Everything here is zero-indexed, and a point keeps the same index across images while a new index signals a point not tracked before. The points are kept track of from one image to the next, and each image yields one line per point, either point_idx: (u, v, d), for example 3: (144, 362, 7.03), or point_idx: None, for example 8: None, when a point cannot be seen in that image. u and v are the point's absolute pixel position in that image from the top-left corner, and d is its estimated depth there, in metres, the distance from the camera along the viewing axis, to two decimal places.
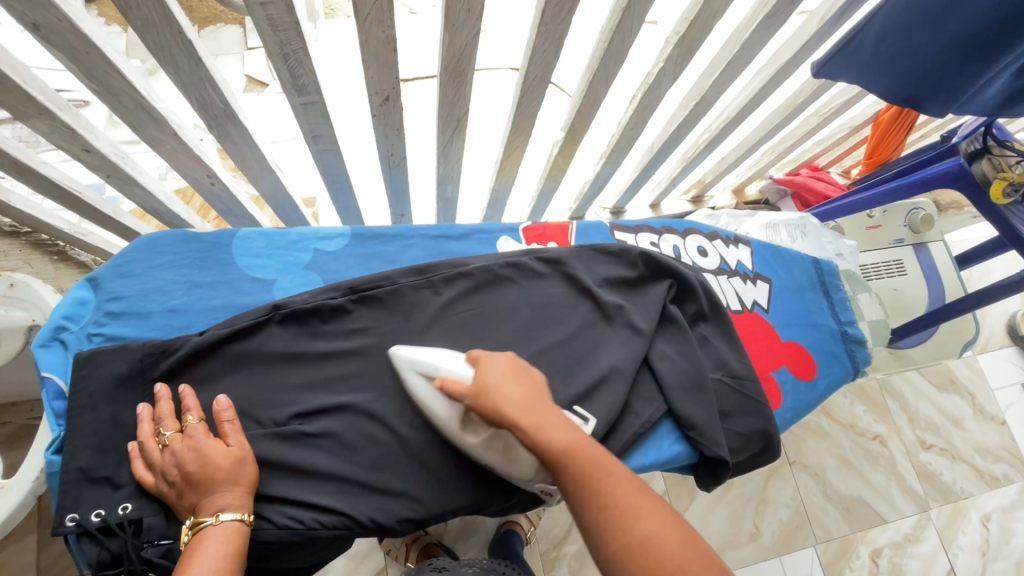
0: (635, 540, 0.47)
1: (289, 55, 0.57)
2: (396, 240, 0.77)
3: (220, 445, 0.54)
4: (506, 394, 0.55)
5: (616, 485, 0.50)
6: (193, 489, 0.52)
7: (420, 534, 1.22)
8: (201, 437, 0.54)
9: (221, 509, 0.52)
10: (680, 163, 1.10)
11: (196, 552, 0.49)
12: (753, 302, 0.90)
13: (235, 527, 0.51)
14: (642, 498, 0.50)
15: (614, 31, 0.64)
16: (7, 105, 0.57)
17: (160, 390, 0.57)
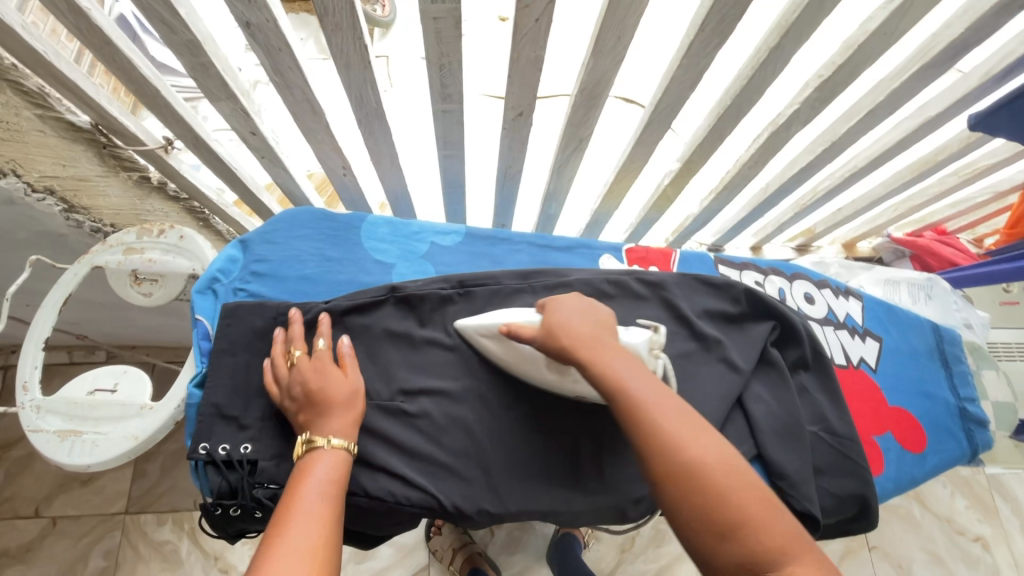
0: (700, 468, 0.46)
1: (445, 66, 0.62)
2: (505, 243, 0.81)
3: (340, 374, 0.58)
4: (572, 327, 0.58)
5: (674, 412, 0.50)
6: (311, 407, 0.56)
7: (467, 539, 1.23)
8: (325, 362, 0.58)
9: (331, 433, 0.54)
10: (792, 208, 1.06)
11: (307, 473, 0.51)
12: (859, 359, 0.85)
13: (342, 453, 0.53)
14: (703, 433, 0.48)
15: (756, 69, 0.64)
16: (205, 88, 0.66)
17: (296, 315, 0.63)
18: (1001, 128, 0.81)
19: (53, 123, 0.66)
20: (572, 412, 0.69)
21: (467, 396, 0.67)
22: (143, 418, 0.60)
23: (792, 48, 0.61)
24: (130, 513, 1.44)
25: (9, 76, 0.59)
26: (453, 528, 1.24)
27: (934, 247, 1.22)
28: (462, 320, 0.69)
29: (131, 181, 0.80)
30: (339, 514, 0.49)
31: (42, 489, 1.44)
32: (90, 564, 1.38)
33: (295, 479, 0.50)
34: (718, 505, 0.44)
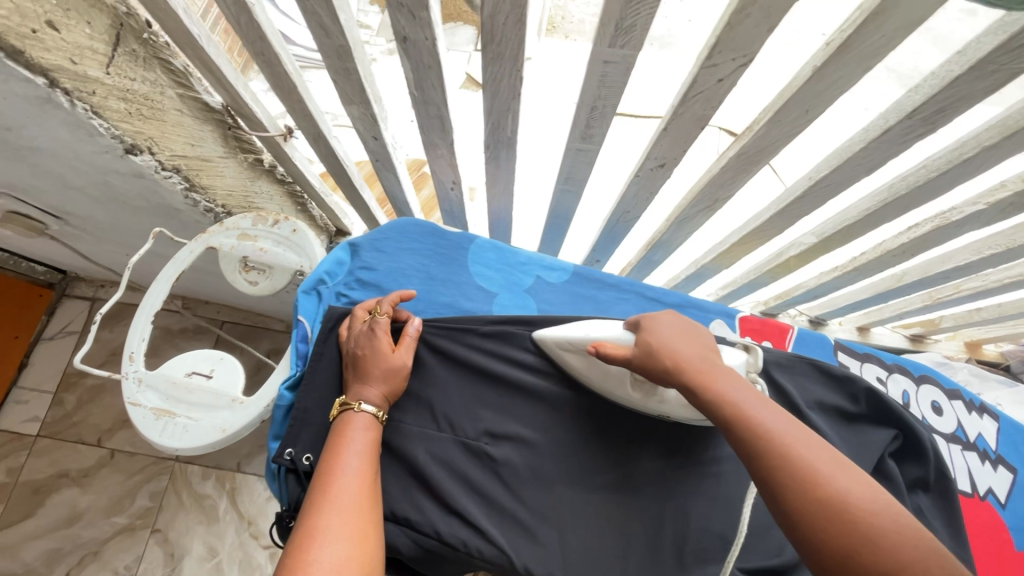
0: (848, 503, 0.35)
1: (597, 108, 0.58)
2: (613, 290, 0.75)
3: (389, 348, 0.57)
4: (673, 347, 0.50)
5: (799, 436, 0.40)
6: (355, 370, 0.56)
7: None
8: (379, 332, 0.57)
9: (363, 400, 0.54)
10: (925, 300, 0.95)
11: (342, 429, 0.51)
12: (988, 490, 0.74)
13: (366, 420, 0.52)
14: (842, 465, 0.38)
15: (954, 165, 0.55)
16: (342, 90, 0.65)
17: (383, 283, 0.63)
18: None
19: (191, 103, 0.67)
20: (662, 489, 0.62)
21: (553, 451, 0.62)
22: (233, 411, 0.59)
23: (1010, 149, 0.52)
24: (179, 462, 1.50)
25: (160, 54, 0.60)
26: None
27: None
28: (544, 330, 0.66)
29: (246, 163, 0.80)
30: (375, 484, 0.49)
31: (106, 421, 1.53)
32: (136, 501, 1.45)
33: (335, 443, 0.50)
34: (866, 552, 0.34)
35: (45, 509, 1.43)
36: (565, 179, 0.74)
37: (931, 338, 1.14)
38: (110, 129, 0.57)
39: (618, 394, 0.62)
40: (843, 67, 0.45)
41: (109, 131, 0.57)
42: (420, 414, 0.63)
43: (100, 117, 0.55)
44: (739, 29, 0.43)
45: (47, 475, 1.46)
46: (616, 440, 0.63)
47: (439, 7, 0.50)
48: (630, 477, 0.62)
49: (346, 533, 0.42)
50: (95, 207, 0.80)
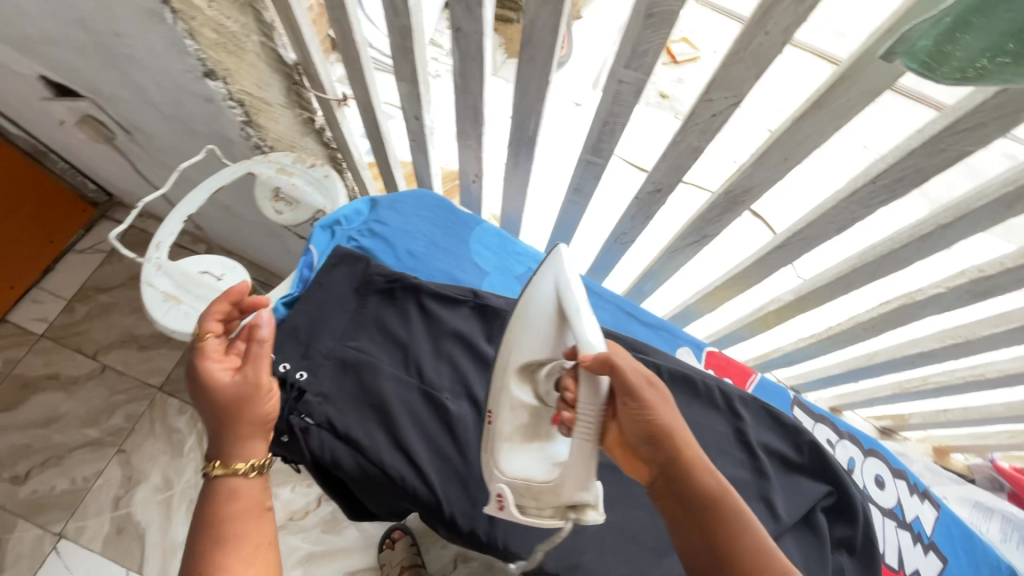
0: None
1: (609, 124, 0.65)
2: (596, 296, 0.80)
3: (234, 384, 0.53)
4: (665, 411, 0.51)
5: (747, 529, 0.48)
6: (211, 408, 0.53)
7: None
8: (221, 369, 0.53)
9: (233, 438, 0.53)
10: (893, 387, 0.98)
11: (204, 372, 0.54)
12: (914, 570, 0.75)
13: (234, 463, 0.53)
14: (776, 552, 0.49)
15: (914, 238, 0.61)
16: (397, 67, 0.74)
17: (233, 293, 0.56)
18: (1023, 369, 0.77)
19: (267, 51, 0.76)
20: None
21: None
22: None
23: (962, 231, 0.58)
24: (162, 391, 1.55)
25: (255, 4, 0.69)
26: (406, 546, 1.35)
27: None
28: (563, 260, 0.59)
29: (300, 119, 0.88)
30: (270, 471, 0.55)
31: (107, 338, 1.60)
32: (111, 419, 1.50)
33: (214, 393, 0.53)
34: None
35: (29, 405, 1.49)
36: (573, 190, 0.82)
37: (902, 433, 1.15)
38: (197, 52, 0.67)
39: (520, 344, 0.59)
40: (815, 121, 0.52)
41: (197, 53, 0.67)
42: (393, 354, 0.67)
43: (193, 40, 0.66)
44: (732, 71, 0.51)
45: (39, 374, 1.53)
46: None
47: (491, 9, 0.60)
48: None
49: (241, 558, 0.49)
50: (163, 126, 0.91)
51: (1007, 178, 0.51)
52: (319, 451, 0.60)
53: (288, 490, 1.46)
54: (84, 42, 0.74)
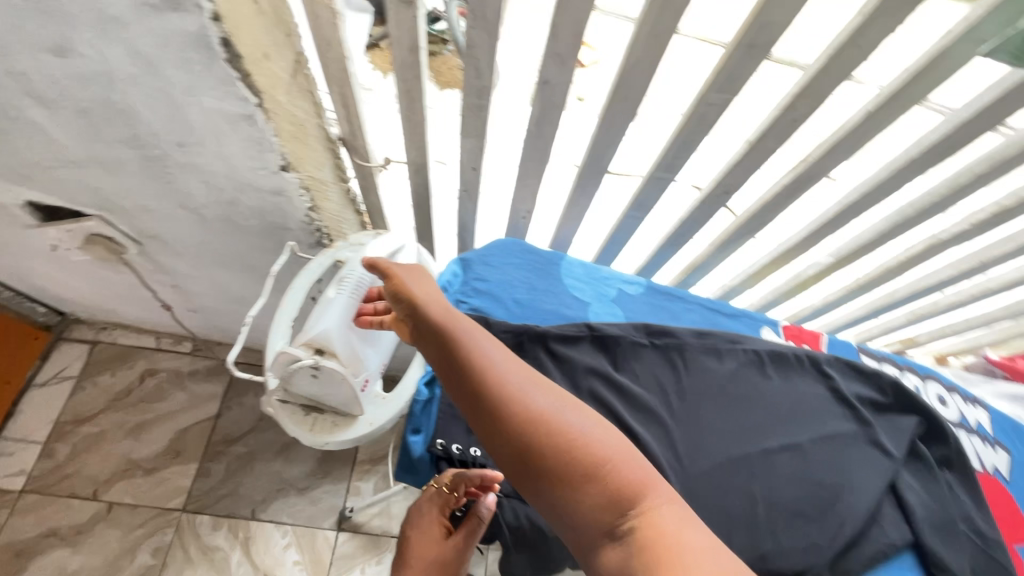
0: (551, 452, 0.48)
1: (687, 142, 0.72)
2: (681, 301, 0.86)
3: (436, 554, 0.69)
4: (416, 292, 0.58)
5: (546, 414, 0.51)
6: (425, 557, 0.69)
7: None
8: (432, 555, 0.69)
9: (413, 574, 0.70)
10: (907, 316, 1.13)
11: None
12: (993, 466, 0.88)
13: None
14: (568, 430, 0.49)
15: (951, 190, 0.74)
16: (465, 125, 0.76)
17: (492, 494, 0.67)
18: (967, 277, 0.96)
19: (324, 136, 0.74)
20: (754, 478, 0.72)
21: (660, 443, 0.71)
22: (377, 405, 0.63)
23: (991, 177, 0.71)
24: (186, 512, 1.40)
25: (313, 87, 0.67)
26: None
27: None
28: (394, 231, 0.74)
29: (343, 192, 0.89)
30: None
31: (104, 471, 1.42)
32: (136, 559, 1.34)
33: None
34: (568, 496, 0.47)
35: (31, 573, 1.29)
36: (636, 205, 0.87)
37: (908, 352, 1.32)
38: (279, 147, 0.65)
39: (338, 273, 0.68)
40: (887, 109, 0.61)
41: (279, 148, 0.65)
42: None
43: (278, 136, 0.63)
44: (819, 82, 0.59)
45: (32, 536, 1.33)
46: (713, 437, 0.74)
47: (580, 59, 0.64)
48: (729, 467, 0.72)
49: None
50: (198, 229, 0.85)
51: None
52: (515, 520, 0.66)
53: (359, 573, 1.38)
54: (127, 159, 0.68)
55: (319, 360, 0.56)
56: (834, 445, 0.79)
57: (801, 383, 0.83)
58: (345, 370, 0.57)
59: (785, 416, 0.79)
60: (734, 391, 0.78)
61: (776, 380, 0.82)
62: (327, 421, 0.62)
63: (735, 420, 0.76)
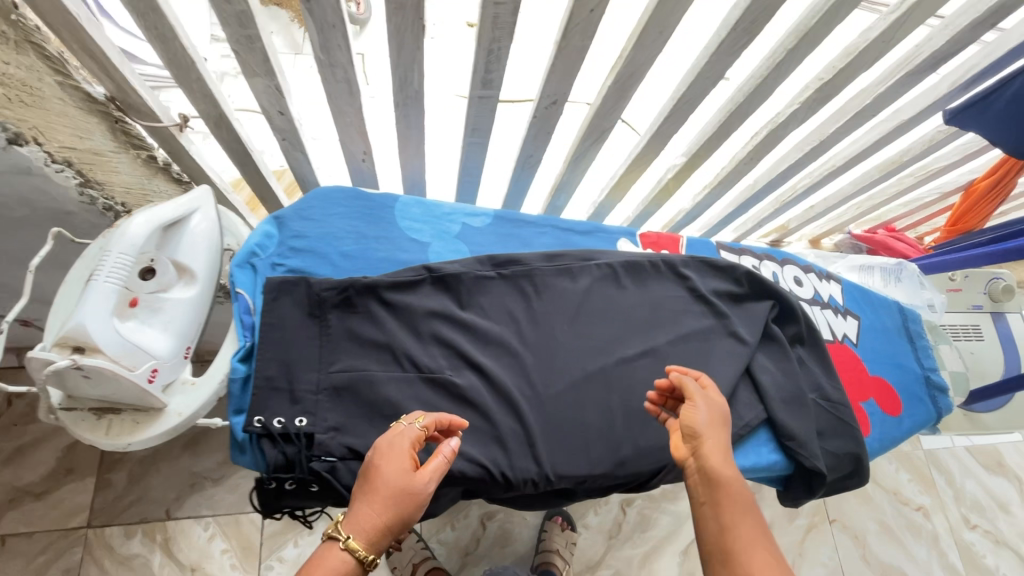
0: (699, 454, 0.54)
1: (493, 51, 0.65)
2: (531, 226, 0.83)
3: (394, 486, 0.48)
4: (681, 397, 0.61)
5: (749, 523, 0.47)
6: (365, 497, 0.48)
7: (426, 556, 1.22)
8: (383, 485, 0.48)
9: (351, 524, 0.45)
10: (773, 205, 1.16)
11: (381, 445, 0.51)
12: (843, 335, 0.94)
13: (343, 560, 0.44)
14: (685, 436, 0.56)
15: (771, 69, 0.71)
16: (244, 63, 0.66)
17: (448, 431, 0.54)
18: (813, 158, 0.97)
19: (72, 92, 0.64)
20: (610, 390, 0.73)
21: (513, 374, 0.70)
22: (184, 393, 0.58)
23: (804, 51, 0.69)
24: (94, 526, 1.29)
25: (33, 38, 0.56)
26: (414, 542, 1.26)
27: (889, 242, 1.29)
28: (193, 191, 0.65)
29: (140, 160, 0.78)
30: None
31: None
32: None
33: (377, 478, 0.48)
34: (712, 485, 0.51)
35: None
36: (472, 130, 0.81)
37: (785, 240, 1.37)
38: None
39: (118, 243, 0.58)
40: None
41: None
42: (383, 356, 0.64)
43: None
44: None
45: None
46: (570, 357, 0.73)
47: None
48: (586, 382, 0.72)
49: None
50: None
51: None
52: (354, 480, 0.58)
53: (292, 546, 1.36)
54: None
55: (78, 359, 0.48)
56: (692, 342, 0.81)
57: (658, 289, 0.84)
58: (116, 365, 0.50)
59: (642, 323, 0.80)
60: (589, 307, 0.78)
61: (631, 290, 0.82)
62: (126, 421, 0.56)
63: (592, 335, 0.76)
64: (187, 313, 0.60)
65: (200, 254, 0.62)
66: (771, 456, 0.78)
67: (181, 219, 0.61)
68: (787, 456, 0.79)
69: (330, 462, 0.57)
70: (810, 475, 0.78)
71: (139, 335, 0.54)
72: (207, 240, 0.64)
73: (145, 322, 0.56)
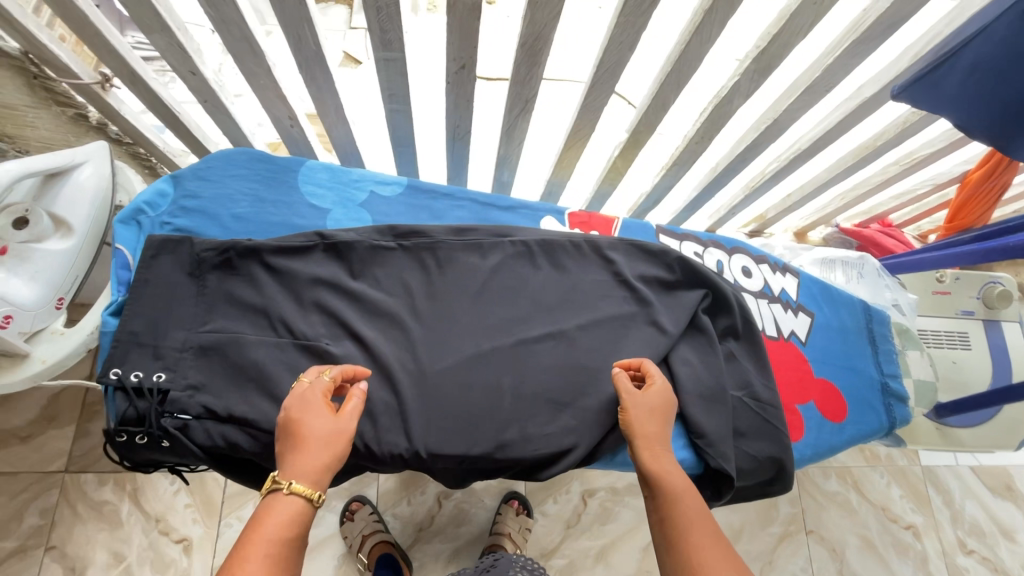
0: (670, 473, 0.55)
1: (382, 8, 0.62)
2: (447, 198, 0.80)
3: (327, 421, 0.49)
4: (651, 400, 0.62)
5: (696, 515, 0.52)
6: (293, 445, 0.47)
7: (380, 527, 1.16)
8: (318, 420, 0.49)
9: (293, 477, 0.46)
10: (742, 191, 1.08)
11: (294, 399, 0.51)
12: (790, 332, 0.87)
13: (299, 506, 0.45)
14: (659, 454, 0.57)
15: (693, 33, 0.65)
16: (138, 18, 0.65)
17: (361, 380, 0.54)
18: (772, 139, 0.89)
19: None
20: (503, 371, 0.69)
21: (397, 347, 0.68)
22: (54, 341, 0.60)
23: (724, 13, 0.62)
24: (70, 471, 1.25)
25: None
26: (367, 514, 1.18)
27: (879, 239, 1.19)
28: (92, 144, 0.66)
29: (66, 117, 0.80)
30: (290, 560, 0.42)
31: None
32: None
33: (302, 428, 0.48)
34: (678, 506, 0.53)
35: None
36: (388, 97, 0.78)
37: (766, 231, 1.28)
38: None
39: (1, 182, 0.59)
40: None
41: None
42: (257, 320, 0.63)
43: None
44: None
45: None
46: (463, 334, 0.70)
47: None
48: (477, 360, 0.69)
49: None
50: None
51: None
52: (209, 440, 0.58)
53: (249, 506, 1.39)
54: None
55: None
56: (606, 328, 0.76)
57: (578, 269, 0.79)
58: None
59: (552, 305, 0.76)
60: (495, 285, 0.74)
61: (546, 271, 0.78)
62: None
63: (492, 315, 0.72)
64: (60, 265, 0.61)
65: (81, 208, 0.63)
66: (680, 453, 0.74)
67: (64, 172, 0.62)
68: (698, 454, 0.74)
69: (182, 420, 0.57)
70: (719, 477, 0.73)
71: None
72: (93, 196, 0.64)
73: (10, 271, 0.57)
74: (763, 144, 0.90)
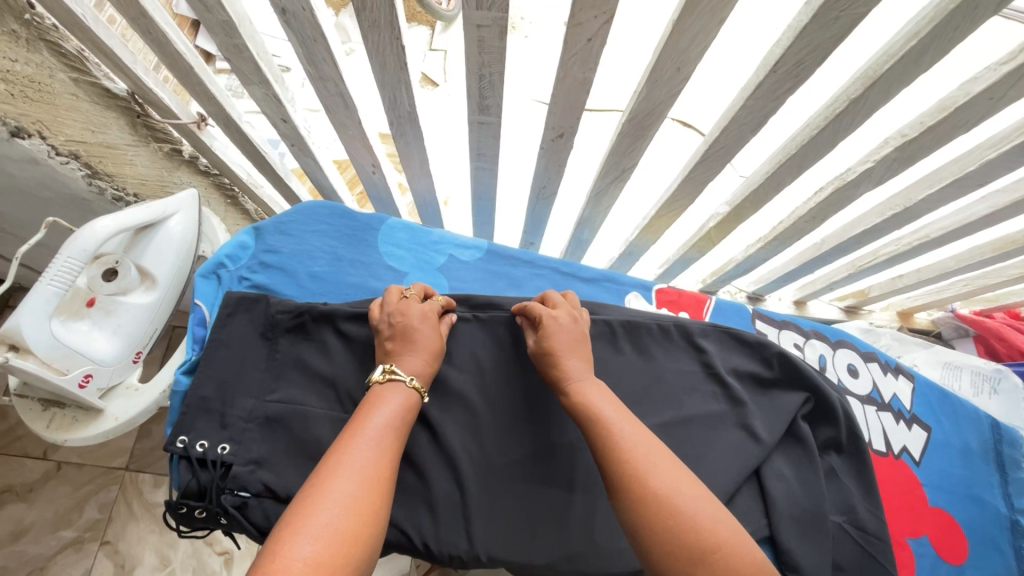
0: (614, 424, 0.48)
1: (485, 76, 0.58)
2: (528, 266, 0.75)
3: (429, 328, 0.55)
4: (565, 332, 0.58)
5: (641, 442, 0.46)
6: (403, 343, 0.53)
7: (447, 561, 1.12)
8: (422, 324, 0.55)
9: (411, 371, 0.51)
10: (847, 268, 0.97)
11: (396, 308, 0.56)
12: (901, 447, 0.76)
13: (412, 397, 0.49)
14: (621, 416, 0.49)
15: (832, 119, 0.56)
16: (239, 70, 0.64)
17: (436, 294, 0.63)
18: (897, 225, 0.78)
19: (87, 88, 0.65)
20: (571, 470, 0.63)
21: (464, 431, 0.63)
22: (128, 398, 0.60)
23: (875, 101, 0.53)
24: (131, 470, 1.26)
25: (47, 37, 0.58)
26: None
27: (1004, 331, 1.05)
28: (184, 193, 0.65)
29: (162, 153, 0.80)
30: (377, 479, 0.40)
31: None
32: None
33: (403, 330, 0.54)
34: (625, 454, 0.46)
35: None
36: (476, 156, 0.74)
37: (864, 308, 1.15)
38: None
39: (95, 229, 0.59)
40: (699, 16, 0.45)
41: None
42: (324, 394, 0.60)
43: None
44: None
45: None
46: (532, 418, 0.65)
47: None
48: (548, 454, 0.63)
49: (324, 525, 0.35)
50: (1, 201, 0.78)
51: (909, 33, 0.46)
52: (265, 522, 0.55)
53: None
54: None
55: (7, 357, 0.49)
56: (692, 428, 0.68)
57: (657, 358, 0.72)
58: (46, 368, 0.51)
59: (634, 397, 0.69)
60: None
61: (629, 356, 0.71)
62: (68, 417, 0.58)
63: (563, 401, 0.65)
64: (140, 318, 0.60)
65: (166, 260, 0.62)
66: None
67: (155, 224, 0.61)
68: None
69: (242, 498, 0.54)
70: None
71: (82, 338, 0.55)
72: (178, 246, 0.63)
73: (95, 325, 0.57)
74: (886, 228, 0.79)
